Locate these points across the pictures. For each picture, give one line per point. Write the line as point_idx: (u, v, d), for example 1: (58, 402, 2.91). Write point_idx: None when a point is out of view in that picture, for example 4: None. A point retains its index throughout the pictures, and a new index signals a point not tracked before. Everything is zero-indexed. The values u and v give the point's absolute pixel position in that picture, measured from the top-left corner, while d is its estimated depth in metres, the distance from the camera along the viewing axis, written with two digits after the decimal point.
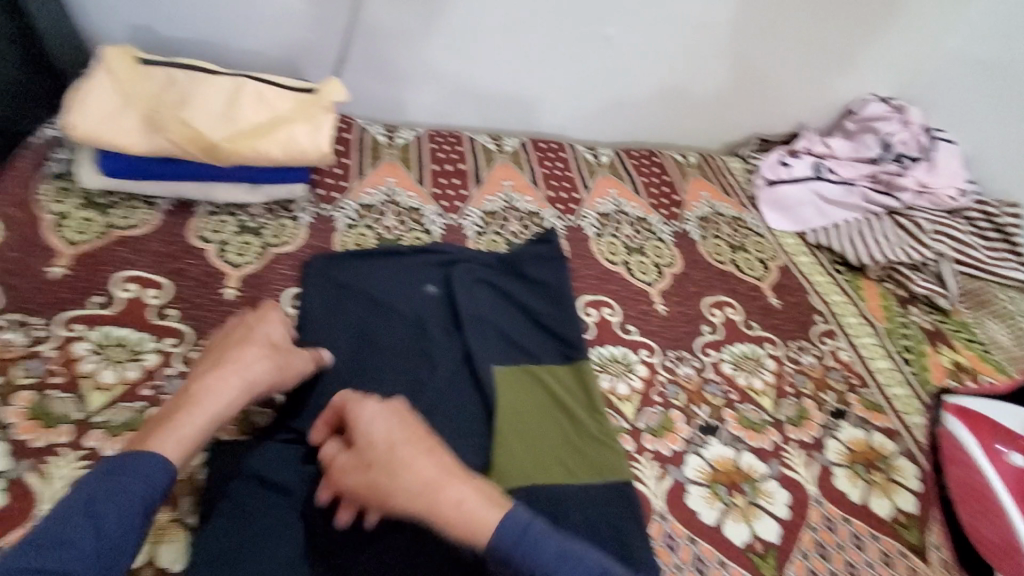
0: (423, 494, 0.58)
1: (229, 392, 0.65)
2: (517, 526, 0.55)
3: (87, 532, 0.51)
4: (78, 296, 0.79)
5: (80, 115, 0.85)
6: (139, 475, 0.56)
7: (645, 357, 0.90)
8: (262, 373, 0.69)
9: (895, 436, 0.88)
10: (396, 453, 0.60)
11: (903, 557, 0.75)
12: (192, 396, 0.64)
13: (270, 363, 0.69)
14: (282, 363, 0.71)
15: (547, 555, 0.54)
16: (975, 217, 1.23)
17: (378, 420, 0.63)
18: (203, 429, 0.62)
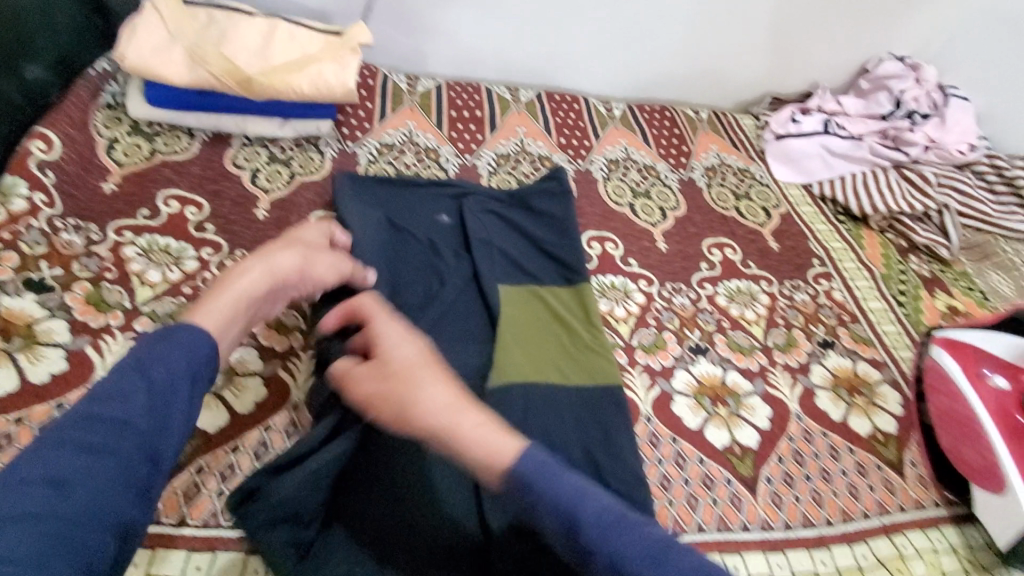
0: (445, 411, 0.58)
1: (252, 275, 0.68)
2: (544, 459, 0.55)
3: (142, 392, 0.54)
4: (128, 208, 0.88)
5: (129, 47, 0.93)
6: (183, 342, 0.59)
7: (643, 287, 0.96)
8: (283, 261, 0.71)
9: (881, 366, 0.91)
10: (422, 367, 0.61)
11: (879, 470, 0.79)
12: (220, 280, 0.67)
13: (293, 255, 0.73)
14: (306, 255, 0.74)
15: (569, 486, 0.53)
16: (985, 171, 1.24)
17: (399, 336, 0.65)
18: (230, 304, 0.65)
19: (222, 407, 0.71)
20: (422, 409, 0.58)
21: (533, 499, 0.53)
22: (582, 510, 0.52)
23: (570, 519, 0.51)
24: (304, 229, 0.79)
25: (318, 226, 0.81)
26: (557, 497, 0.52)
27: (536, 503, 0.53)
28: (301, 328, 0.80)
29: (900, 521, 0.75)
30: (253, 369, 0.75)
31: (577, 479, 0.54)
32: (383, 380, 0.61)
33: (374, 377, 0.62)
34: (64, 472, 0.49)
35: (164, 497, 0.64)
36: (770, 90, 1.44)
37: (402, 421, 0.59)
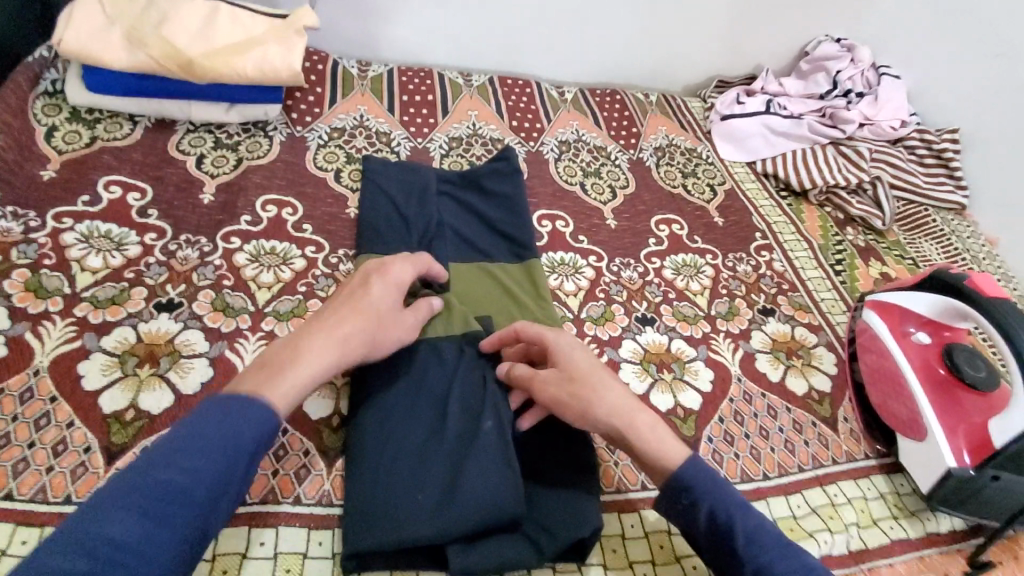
0: (623, 413, 0.65)
1: (331, 347, 0.61)
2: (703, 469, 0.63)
3: (208, 462, 0.51)
4: (67, 194, 0.86)
5: (67, 30, 0.91)
6: (258, 421, 0.54)
7: (593, 262, 0.98)
8: (360, 332, 0.64)
9: (817, 330, 0.96)
10: (604, 373, 0.67)
11: (814, 425, 0.84)
12: (297, 345, 0.60)
13: (372, 323, 0.66)
14: (382, 321, 0.67)
15: (725, 493, 0.62)
16: (915, 145, 1.30)
17: (574, 343, 0.69)
18: (304, 385, 0.58)
19: (168, 389, 0.70)
20: (605, 409, 0.64)
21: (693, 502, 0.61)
22: (739, 524, 0.59)
23: (729, 524, 0.59)
24: (389, 275, 0.71)
25: (402, 268, 0.73)
26: (718, 504, 0.61)
27: (701, 504, 0.61)
28: (249, 309, 0.80)
29: (832, 472, 0.80)
30: (199, 350, 0.74)
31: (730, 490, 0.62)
32: (570, 383, 0.65)
33: (561, 379, 0.66)
34: (120, 536, 0.46)
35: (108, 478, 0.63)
36: (716, 74, 1.48)
37: (586, 419, 0.64)
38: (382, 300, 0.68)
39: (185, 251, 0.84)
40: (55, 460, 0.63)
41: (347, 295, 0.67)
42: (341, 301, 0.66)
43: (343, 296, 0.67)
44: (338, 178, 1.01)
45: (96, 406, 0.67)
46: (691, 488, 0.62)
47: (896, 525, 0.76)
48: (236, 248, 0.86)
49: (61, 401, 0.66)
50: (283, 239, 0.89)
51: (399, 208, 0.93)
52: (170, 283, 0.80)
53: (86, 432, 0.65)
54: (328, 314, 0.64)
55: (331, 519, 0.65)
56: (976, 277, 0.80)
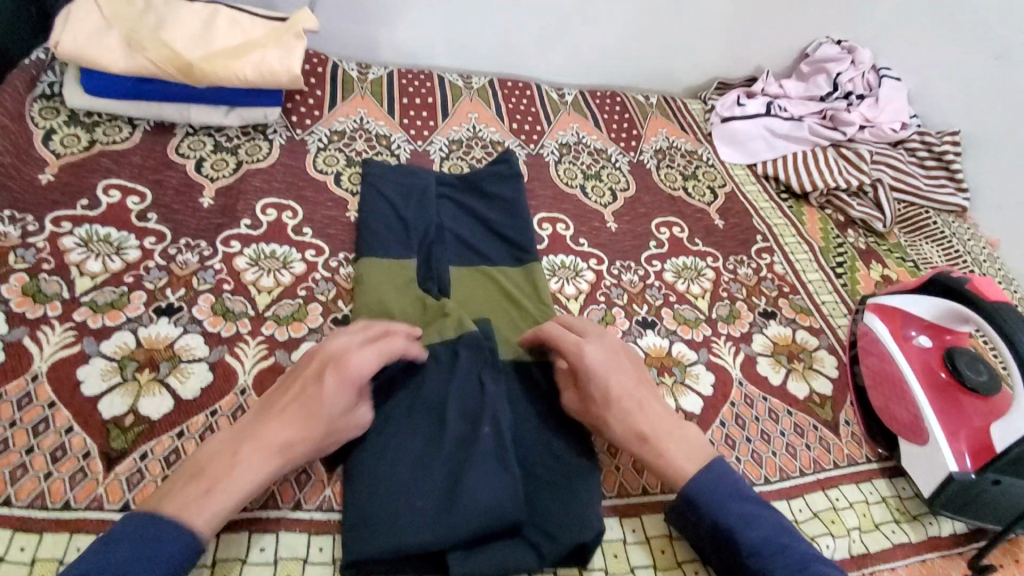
0: (638, 440, 0.67)
1: (271, 459, 0.59)
2: (707, 482, 0.65)
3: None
4: (66, 198, 0.85)
5: (64, 33, 0.90)
6: (180, 547, 0.53)
7: (593, 265, 0.98)
8: (306, 440, 0.61)
9: (818, 333, 0.96)
10: (626, 400, 0.68)
11: (815, 429, 0.84)
12: (235, 456, 0.58)
13: (323, 430, 0.62)
14: (336, 422, 0.63)
15: (731, 505, 0.63)
16: (916, 147, 1.30)
17: (600, 367, 0.69)
18: (236, 502, 0.57)
19: (167, 394, 0.70)
20: (618, 435, 0.68)
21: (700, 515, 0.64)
22: (743, 536, 0.62)
23: (733, 536, 0.62)
24: (352, 363, 0.64)
25: (372, 349, 0.66)
26: (722, 517, 0.63)
27: (706, 518, 0.63)
28: (249, 313, 0.80)
29: (834, 476, 0.79)
30: (199, 355, 0.74)
31: (736, 500, 0.64)
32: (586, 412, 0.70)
33: (579, 408, 0.70)
34: None
35: (107, 484, 0.62)
36: (716, 75, 1.48)
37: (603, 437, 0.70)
38: (333, 400, 0.63)
39: (184, 255, 0.83)
40: (54, 466, 0.62)
41: (298, 392, 0.63)
42: (293, 398, 0.63)
43: (294, 393, 0.63)
44: (338, 181, 1.01)
45: (96, 412, 0.66)
46: (696, 503, 0.64)
47: (898, 529, 0.76)
48: (236, 252, 0.86)
49: (60, 407, 0.66)
50: (282, 243, 0.89)
51: (399, 212, 0.93)
52: (170, 287, 0.79)
53: (86, 438, 0.65)
54: (277, 415, 0.61)
55: (331, 524, 0.65)
56: (978, 281, 0.79)
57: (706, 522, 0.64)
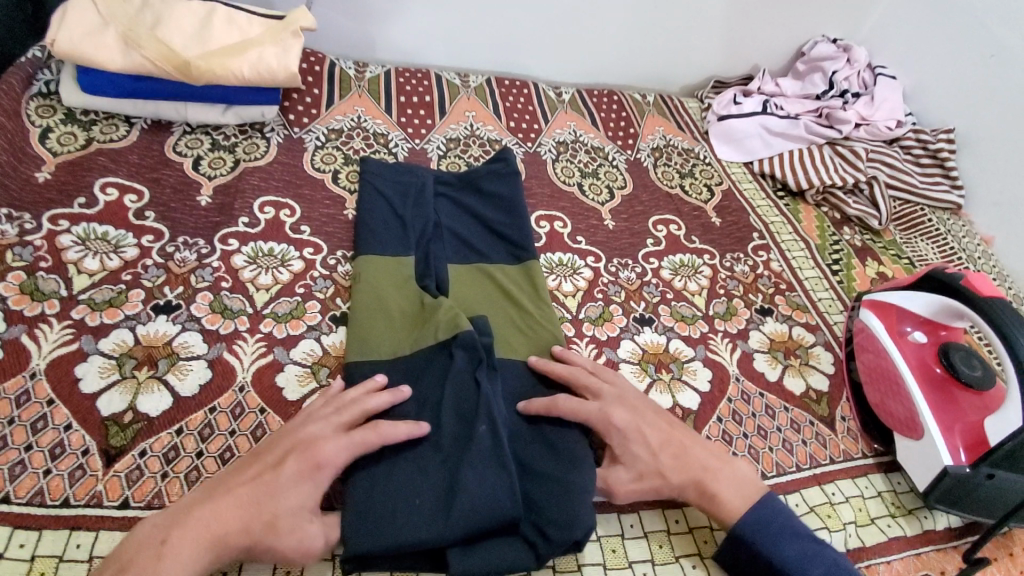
0: (693, 483, 0.68)
1: (199, 557, 0.55)
2: (760, 520, 0.66)
3: None
4: (63, 196, 0.85)
5: (60, 31, 0.90)
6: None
7: (591, 263, 0.98)
8: (242, 539, 0.57)
9: (814, 330, 0.97)
10: (670, 453, 0.69)
11: (812, 425, 0.84)
12: (163, 550, 0.55)
13: (263, 534, 0.57)
14: (280, 522, 0.58)
15: (785, 543, 0.65)
16: (911, 145, 1.31)
17: (631, 430, 0.69)
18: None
19: (166, 391, 0.70)
20: (677, 484, 0.68)
21: (755, 553, 0.65)
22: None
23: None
24: (323, 451, 0.61)
25: (346, 439, 0.63)
26: (777, 556, 0.64)
27: (760, 557, 0.65)
28: (247, 311, 0.80)
29: (830, 471, 0.80)
30: (197, 352, 0.74)
31: (789, 538, 0.66)
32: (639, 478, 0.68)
33: (630, 478, 0.68)
34: None
35: (106, 481, 0.62)
36: (713, 74, 1.48)
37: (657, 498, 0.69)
38: (292, 495, 0.59)
39: (182, 253, 0.83)
40: (53, 463, 0.62)
41: (257, 483, 0.59)
42: (242, 488, 0.59)
43: (253, 480, 0.60)
44: (336, 179, 1.01)
45: (95, 409, 0.67)
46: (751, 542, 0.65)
47: (894, 524, 0.76)
48: (234, 250, 0.86)
49: (59, 403, 0.66)
50: (281, 241, 0.89)
51: (397, 210, 0.94)
52: (168, 285, 0.79)
53: (84, 435, 0.65)
54: (219, 508, 0.58)
55: None
56: (972, 277, 0.80)
57: (760, 560, 0.65)
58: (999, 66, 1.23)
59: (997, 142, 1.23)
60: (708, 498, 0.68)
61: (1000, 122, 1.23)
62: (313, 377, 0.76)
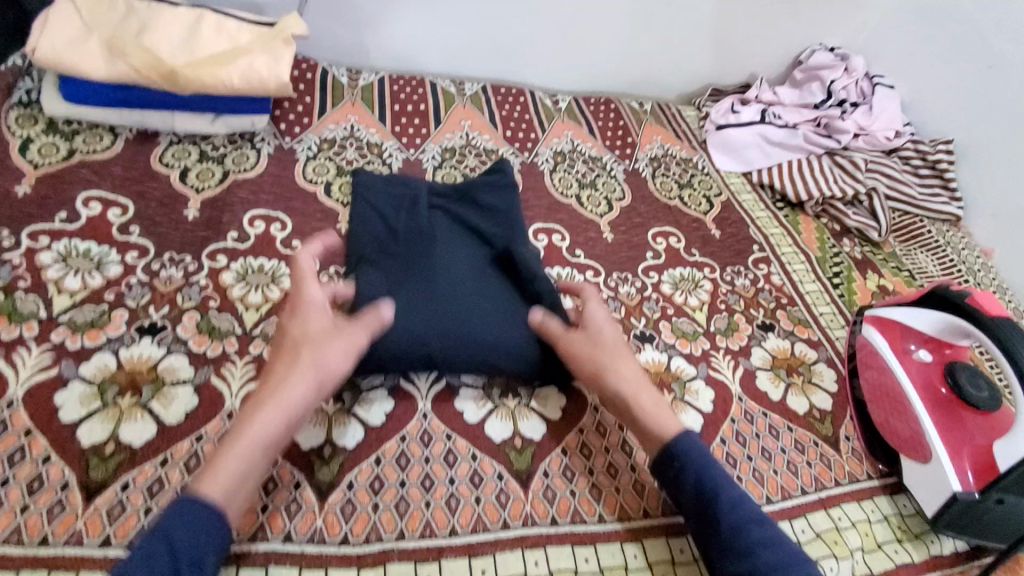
0: (634, 387, 0.72)
1: (264, 407, 0.61)
2: (692, 439, 0.69)
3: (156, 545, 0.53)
4: (43, 211, 0.82)
5: (40, 38, 0.86)
6: (196, 518, 0.54)
7: (590, 278, 0.96)
8: (289, 376, 0.62)
9: (816, 346, 0.95)
10: (620, 345, 0.75)
11: (816, 446, 0.83)
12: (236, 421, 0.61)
13: (303, 358, 0.63)
14: (310, 346, 0.64)
15: (715, 464, 0.68)
16: (910, 156, 1.30)
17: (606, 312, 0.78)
18: (247, 457, 0.58)
19: (150, 419, 0.67)
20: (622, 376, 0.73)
21: (681, 467, 0.67)
22: (723, 493, 0.65)
23: (713, 491, 0.65)
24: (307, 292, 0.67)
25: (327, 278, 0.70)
26: (706, 472, 0.66)
27: (688, 472, 0.67)
28: (236, 331, 0.77)
29: (836, 494, 0.78)
30: (183, 377, 0.71)
31: (717, 464, 0.69)
32: (594, 347, 0.73)
33: (588, 344, 0.74)
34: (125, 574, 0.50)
35: (86, 517, 0.59)
36: (710, 82, 1.47)
37: (600, 387, 0.73)
38: (308, 324, 0.66)
39: (168, 270, 0.80)
40: (31, 498, 0.59)
41: (281, 341, 0.66)
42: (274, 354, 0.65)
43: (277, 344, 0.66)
44: (328, 192, 0.98)
45: (74, 439, 0.64)
46: (683, 456, 0.68)
47: (901, 549, 0.75)
48: (222, 267, 0.83)
49: (37, 434, 0.63)
50: (271, 257, 0.86)
51: (388, 221, 0.87)
52: (153, 305, 0.76)
53: (64, 467, 0.62)
54: (266, 375, 0.64)
55: (322, 557, 0.61)
56: (978, 295, 0.78)
57: (690, 478, 0.66)
58: (997, 76, 1.22)
59: (997, 154, 1.22)
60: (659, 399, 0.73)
61: (1000, 134, 1.22)
62: None
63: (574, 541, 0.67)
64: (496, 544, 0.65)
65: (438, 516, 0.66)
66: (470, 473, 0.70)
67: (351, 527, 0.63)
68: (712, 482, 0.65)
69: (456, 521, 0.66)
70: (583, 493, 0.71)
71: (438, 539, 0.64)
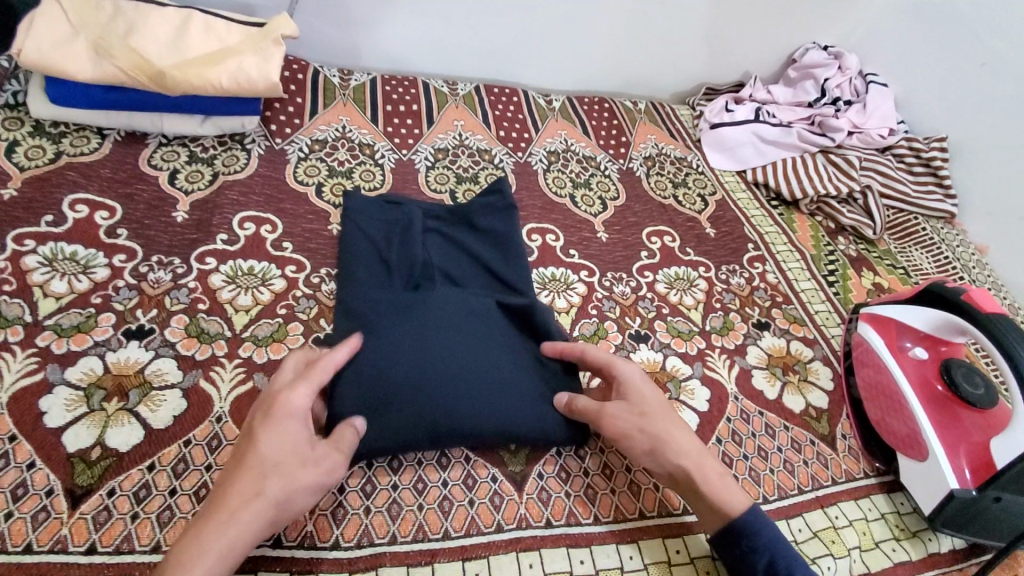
0: (691, 456, 0.67)
1: (215, 553, 0.52)
2: (759, 513, 0.65)
3: None
4: (29, 214, 0.81)
5: (26, 39, 0.85)
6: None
7: (584, 277, 0.95)
8: (252, 511, 0.54)
9: (812, 344, 0.95)
10: (669, 415, 0.69)
11: (812, 444, 0.82)
12: (171, 565, 0.51)
13: (270, 488, 0.55)
14: (283, 471, 0.56)
15: (784, 542, 0.64)
16: (904, 153, 1.29)
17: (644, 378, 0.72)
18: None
19: (137, 424, 0.66)
20: (684, 448, 0.67)
21: (752, 546, 0.63)
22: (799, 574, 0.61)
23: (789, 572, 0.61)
24: (287, 403, 0.60)
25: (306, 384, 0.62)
26: (779, 552, 0.63)
27: (761, 551, 0.63)
28: (225, 334, 0.76)
29: (832, 493, 0.78)
30: (171, 381, 0.70)
31: (785, 541, 0.64)
32: (641, 417, 0.68)
33: (631, 413, 0.68)
34: None
35: (71, 523, 0.58)
36: (704, 81, 1.47)
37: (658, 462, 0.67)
38: (280, 444, 0.58)
39: (157, 273, 0.79)
40: (15, 505, 0.58)
41: (242, 459, 0.57)
42: (230, 473, 0.56)
43: (236, 461, 0.57)
44: (320, 193, 0.97)
45: (60, 445, 0.62)
46: (756, 535, 0.63)
47: (898, 547, 0.74)
48: (211, 269, 0.82)
49: (22, 439, 0.62)
50: (261, 259, 0.85)
51: (382, 254, 0.86)
52: (140, 308, 0.75)
53: (49, 473, 0.61)
54: (215, 505, 0.54)
55: (311, 561, 0.60)
56: (973, 291, 0.78)
57: (762, 557, 0.62)
58: (991, 74, 1.22)
59: (992, 152, 1.22)
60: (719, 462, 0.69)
61: (994, 132, 1.22)
62: None
63: (569, 543, 0.66)
64: (490, 546, 0.64)
65: (431, 520, 0.65)
66: (464, 475, 0.69)
67: (342, 532, 0.62)
68: (788, 562, 0.62)
69: (449, 524, 0.65)
70: (578, 494, 0.70)
71: (431, 543, 0.63)
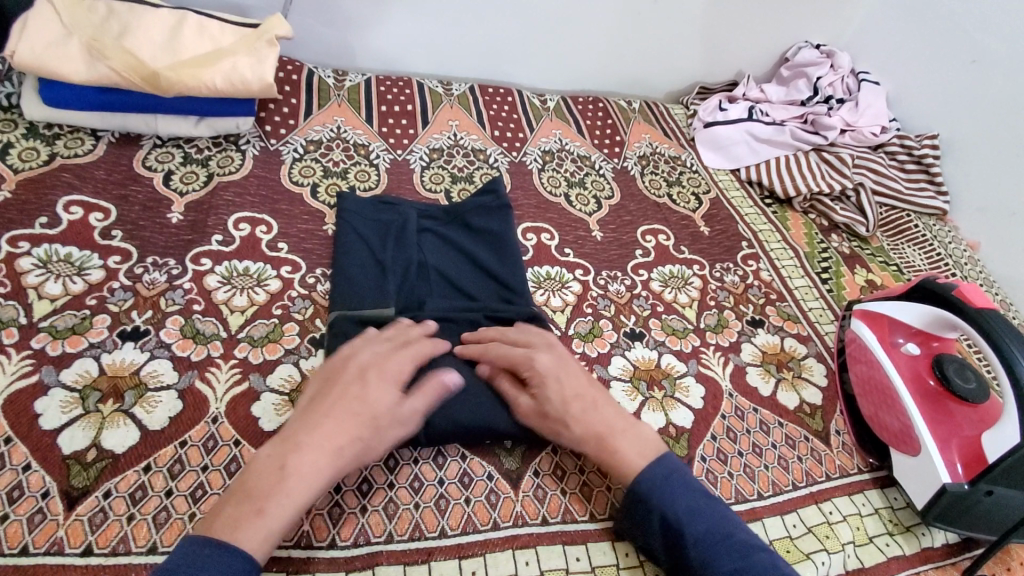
0: (595, 439, 0.66)
1: (319, 475, 0.57)
2: (658, 473, 0.64)
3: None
4: (22, 215, 0.80)
5: (19, 41, 0.84)
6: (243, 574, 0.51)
7: (579, 276, 0.96)
8: (356, 446, 0.60)
9: (806, 341, 0.95)
10: (586, 403, 0.68)
11: (806, 440, 0.83)
12: (284, 472, 0.56)
13: (368, 426, 0.61)
14: (382, 425, 0.62)
15: (683, 500, 0.62)
16: (896, 151, 1.30)
17: (550, 371, 0.69)
18: (290, 521, 0.55)
19: (133, 425, 0.66)
20: (579, 436, 0.67)
21: (650, 508, 0.62)
22: (689, 532, 0.60)
23: (681, 533, 0.60)
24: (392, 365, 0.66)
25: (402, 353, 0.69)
26: (672, 511, 0.61)
27: (653, 512, 0.62)
28: (221, 335, 0.76)
29: (826, 489, 0.78)
30: (167, 383, 0.70)
31: (688, 497, 0.63)
32: (544, 416, 0.68)
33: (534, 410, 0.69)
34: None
35: (68, 525, 0.58)
36: (698, 80, 1.48)
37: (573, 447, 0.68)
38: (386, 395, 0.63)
39: (151, 274, 0.79)
40: (11, 507, 0.58)
41: (348, 396, 0.62)
42: (335, 409, 0.61)
43: (342, 396, 0.62)
44: (315, 193, 0.97)
45: (55, 447, 0.62)
46: (647, 499, 0.62)
47: (892, 542, 0.75)
48: (207, 270, 0.82)
49: (17, 442, 0.62)
50: (256, 260, 0.85)
51: (376, 255, 0.86)
52: (136, 310, 0.75)
53: (45, 475, 0.61)
54: (322, 428, 0.60)
55: (309, 562, 0.60)
56: (964, 287, 0.79)
57: (656, 518, 0.62)
58: (982, 71, 1.23)
59: (983, 149, 1.23)
60: (632, 444, 0.66)
61: (984, 129, 1.23)
62: (290, 406, 0.72)
63: (564, 541, 0.67)
64: (486, 544, 0.65)
65: (427, 518, 0.65)
66: (460, 473, 0.70)
67: (338, 531, 0.63)
68: (679, 521, 0.60)
69: (445, 521, 0.65)
70: (573, 492, 0.71)
71: (429, 540, 0.64)
